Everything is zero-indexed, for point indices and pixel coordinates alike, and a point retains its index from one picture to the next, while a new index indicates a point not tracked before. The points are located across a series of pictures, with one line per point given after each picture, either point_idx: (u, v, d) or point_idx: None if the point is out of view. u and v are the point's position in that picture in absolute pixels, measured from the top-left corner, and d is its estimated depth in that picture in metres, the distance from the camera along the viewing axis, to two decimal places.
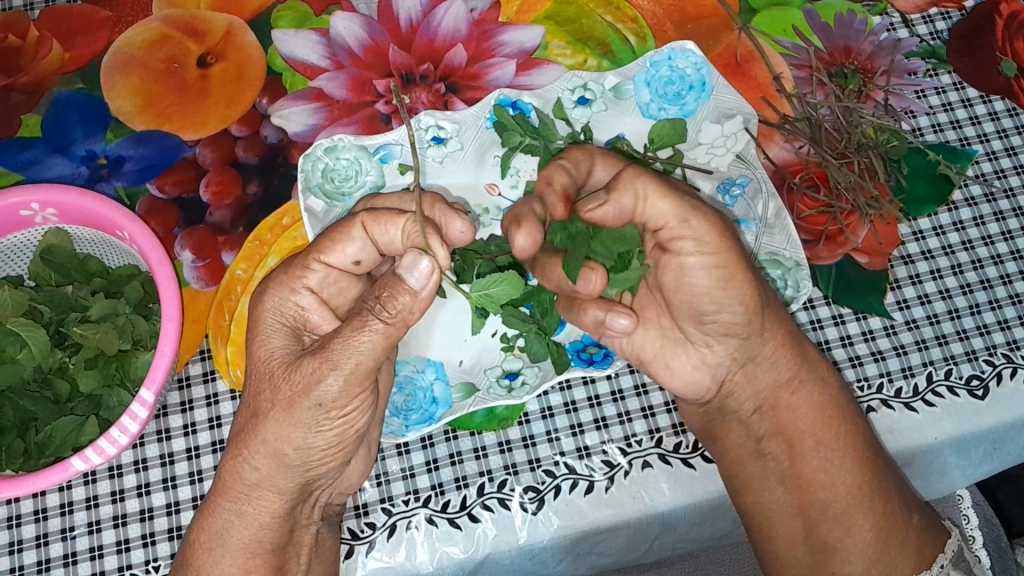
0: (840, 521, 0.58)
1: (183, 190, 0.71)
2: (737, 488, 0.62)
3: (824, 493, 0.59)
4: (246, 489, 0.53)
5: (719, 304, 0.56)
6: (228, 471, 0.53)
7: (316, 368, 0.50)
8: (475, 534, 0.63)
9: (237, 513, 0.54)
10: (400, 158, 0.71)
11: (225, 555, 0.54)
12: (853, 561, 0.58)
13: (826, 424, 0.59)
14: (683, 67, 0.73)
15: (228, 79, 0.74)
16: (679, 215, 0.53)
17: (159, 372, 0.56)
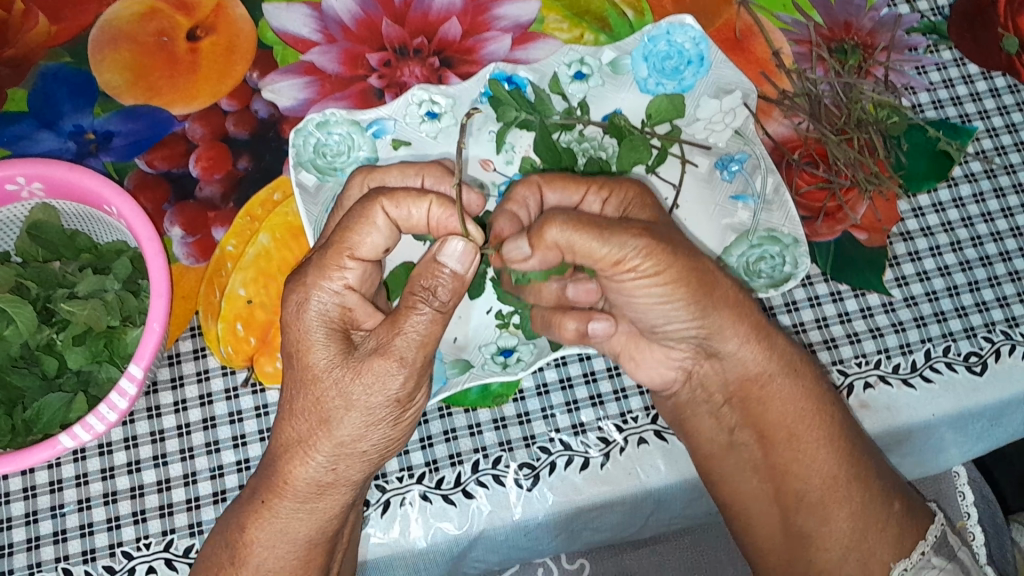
0: (817, 512, 0.57)
1: (174, 165, 0.70)
2: (716, 478, 0.62)
3: (798, 483, 0.58)
4: (315, 488, 0.52)
5: (670, 317, 0.56)
6: (297, 475, 0.52)
7: (384, 366, 0.49)
8: (469, 511, 0.62)
9: (308, 511, 0.53)
10: (393, 133, 0.71)
11: (286, 547, 0.53)
12: (833, 550, 0.57)
13: (798, 418, 0.58)
14: (682, 42, 0.71)
15: (219, 53, 0.73)
16: (617, 251, 0.51)
17: (149, 348, 0.55)
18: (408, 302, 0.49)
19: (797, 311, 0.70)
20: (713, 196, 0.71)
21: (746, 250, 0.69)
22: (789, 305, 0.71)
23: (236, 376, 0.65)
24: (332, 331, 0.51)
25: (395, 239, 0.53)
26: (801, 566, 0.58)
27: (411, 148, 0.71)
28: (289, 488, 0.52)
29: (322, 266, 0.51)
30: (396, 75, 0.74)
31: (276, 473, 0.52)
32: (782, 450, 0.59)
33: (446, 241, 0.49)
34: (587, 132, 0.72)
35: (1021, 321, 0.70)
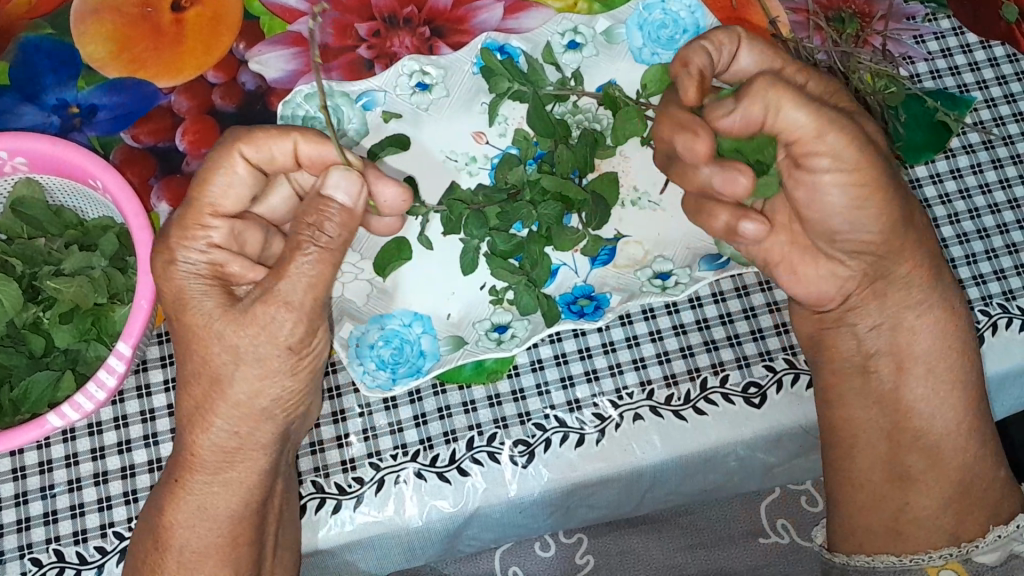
0: (929, 457, 0.56)
1: (159, 139, 0.69)
2: (831, 395, 0.59)
3: (920, 423, 0.57)
4: (223, 456, 0.51)
5: (854, 217, 0.54)
6: (201, 442, 0.51)
7: (270, 313, 0.48)
8: (463, 489, 0.61)
9: (222, 484, 0.52)
10: (384, 105, 0.69)
11: (207, 525, 0.52)
12: (931, 500, 0.56)
13: (943, 356, 0.57)
14: (676, 10, 0.71)
15: (205, 23, 0.71)
16: (818, 123, 0.51)
17: (136, 326, 0.54)
18: (296, 243, 0.49)
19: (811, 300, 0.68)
20: None
21: None
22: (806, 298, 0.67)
23: None
24: (210, 286, 0.50)
25: (260, 184, 0.52)
26: (892, 507, 0.57)
27: (402, 121, 0.70)
28: (195, 459, 0.51)
29: (183, 227, 0.50)
30: (386, 46, 0.72)
31: (184, 445, 0.52)
32: (911, 388, 0.57)
33: (328, 176, 0.51)
34: (581, 104, 0.70)
35: (1017, 294, 0.70)
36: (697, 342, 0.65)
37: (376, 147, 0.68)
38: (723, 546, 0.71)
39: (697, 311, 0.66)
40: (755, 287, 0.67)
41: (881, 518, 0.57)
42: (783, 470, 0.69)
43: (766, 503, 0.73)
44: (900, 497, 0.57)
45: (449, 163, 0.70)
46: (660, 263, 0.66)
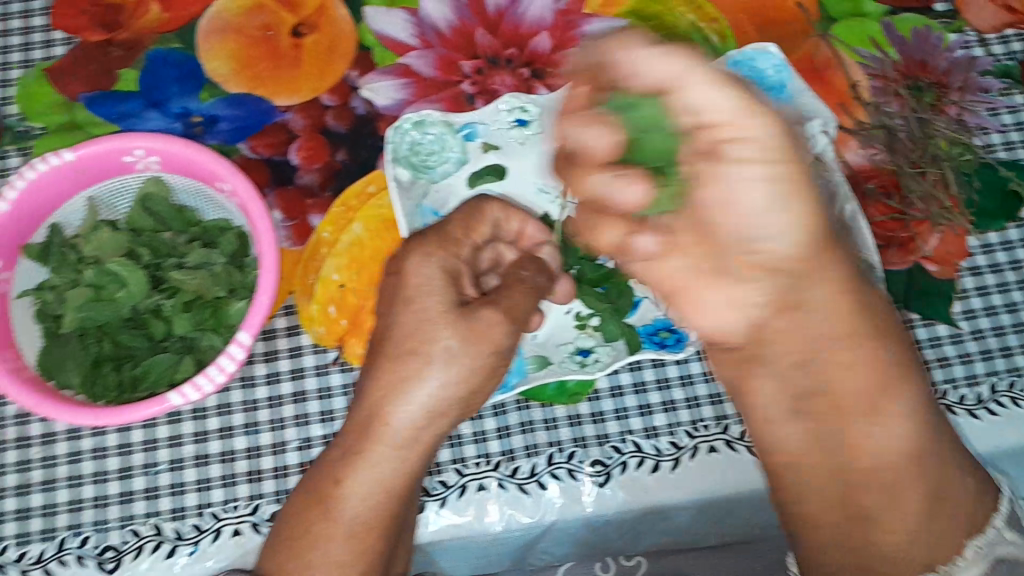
0: (885, 493, 0.53)
1: (275, 152, 0.73)
2: (853, 442, 0.54)
3: (873, 458, 0.53)
4: (409, 435, 0.56)
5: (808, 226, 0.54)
6: (395, 415, 0.56)
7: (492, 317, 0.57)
8: (542, 501, 0.64)
9: (398, 461, 0.55)
10: (484, 137, 0.74)
11: (377, 498, 0.55)
12: (903, 537, 0.53)
13: (882, 385, 0.54)
14: (764, 68, 0.75)
15: (321, 50, 0.76)
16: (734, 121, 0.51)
17: (257, 318, 0.57)
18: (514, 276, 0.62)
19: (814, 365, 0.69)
20: None
21: None
22: None
23: (326, 355, 0.68)
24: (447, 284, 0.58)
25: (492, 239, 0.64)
26: (858, 544, 0.53)
27: (500, 152, 0.74)
28: (386, 430, 0.55)
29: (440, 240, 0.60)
30: (488, 83, 0.77)
31: (375, 415, 0.56)
32: (849, 423, 0.54)
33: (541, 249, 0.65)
34: None
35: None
36: None
37: (475, 176, 0.74)
38: None
39: None
40: None
41: (858, 561, 0.53)
42: None
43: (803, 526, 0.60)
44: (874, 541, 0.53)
45: (541, 195, 0.74)
46: None
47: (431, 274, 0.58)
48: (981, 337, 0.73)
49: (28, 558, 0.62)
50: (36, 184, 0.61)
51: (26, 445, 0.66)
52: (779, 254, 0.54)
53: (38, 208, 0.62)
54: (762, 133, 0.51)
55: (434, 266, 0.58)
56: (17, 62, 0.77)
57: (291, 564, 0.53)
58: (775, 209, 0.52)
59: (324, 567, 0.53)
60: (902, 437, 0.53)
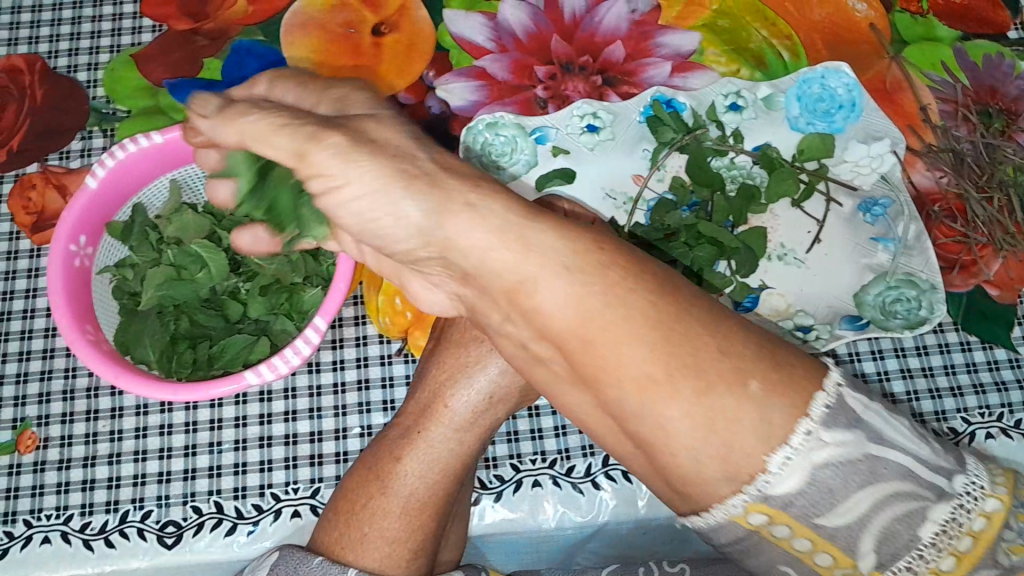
0: (643, 416, 0.43)
1: None
2: (596, 375, 0.44)
3: (615, 388, 0.43)
4: (466, 422, 0.57)
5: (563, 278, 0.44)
6: (455, 399, 0.57)
7: None
8: (595, 501, 0.65)
9: (457, 441, 0.57)
10: (554, 140, 0.75)
11: (433, 477, 0.56)
12: (682, 460, 0.43)
13: (584, 316, 0.43)
14: (834, 87, 0.75)
15: (400, 49, 0.79)
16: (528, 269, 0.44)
17: (333, 304, 0.59)
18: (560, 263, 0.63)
19: (926, 356, 0.72)
20: (855, 236, 0.72)
21: (883, 291, 0.70)
22: (919, 350, 0.73)
23: (390, 345, 0.69)
24: None
25: None
26: (671, 482, 0.45)
27: (569, 157, 0.75)
28: (445, 413, 0.57)
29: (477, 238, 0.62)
30: (560, 88, 0.78)
31: (436, 399, 0.58)
32: (589, 350, 0.44)
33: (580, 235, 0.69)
34: (738, 161, 0.74)
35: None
36: None
37: (542, 178, 0.74)
38: None
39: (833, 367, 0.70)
40: (889, 351, 0.72)
41: (682, 495, 0.45)
42: None
43: None
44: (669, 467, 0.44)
45: (608, 200, 0.75)
46: (802, 317, 0.70)
47: None
48: None
49: (92, 528, 0.65)
50: (126, 163, 0.63)
51: (95, 418, 0.68)
52: (498, 272, 0.45)
53: (124, 189, 0.64)
54: (391, 133, 0.48)
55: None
56: (106, 47, 0.80)
57: (345, 537, 0.54)
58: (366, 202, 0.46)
59: (377, 543, 0.53)
60: (665, 366, 0.42)
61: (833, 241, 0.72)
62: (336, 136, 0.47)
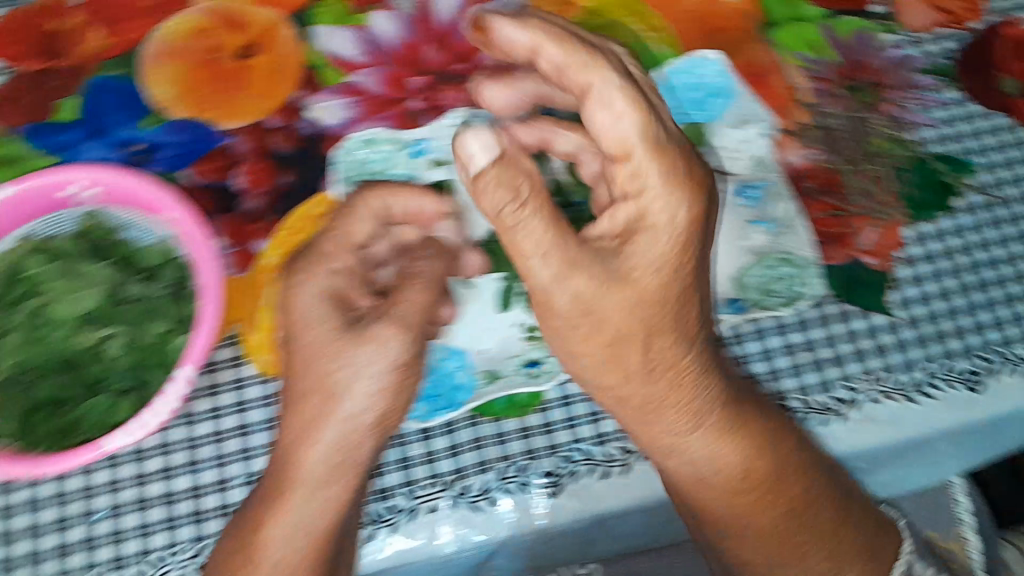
0: (739, 550, 0.63)
1: (221, 177, 0.72)
2: (703, 500, 0.63)
3: (721, 521, 0.63)
4: (326, 475, 0.59)
5: (691, 428, 0.61)
6: (310, 458, 0.59)
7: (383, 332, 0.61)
8: (493, 517, 0.66)
9: (318, 500, 0.58)
10: (431, 153, 0.74)
11: (302, 539, 0.57)
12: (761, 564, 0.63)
13: (716, 447, 0.61)
14: (706, 75, 0.76)
15: (265, 73, 0.75)
16: (682, 420, 0.60)
17: (198, 349, 0.58)
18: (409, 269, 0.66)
19: (807, 330, 0.73)
20: (733, 222, 0.73)
21: (763, 272, 0.71)
22: (801, 324, 0.73)
23: (269, 386, 0.69)
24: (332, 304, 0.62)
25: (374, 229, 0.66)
26: None
27: (449, 167, 0.74)
28: (301, 474, 0.58)
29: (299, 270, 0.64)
30: (436, 97, 0.76)
31: (291, 458, 0.59)
32: (707, 503, 0.63)
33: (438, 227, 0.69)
34: None
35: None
36: None
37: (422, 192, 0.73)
38: None
39: None
40: (772, 329, 0.72)
41: None
42: None
43: None
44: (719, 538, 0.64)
45: None
46: None
47: (316, 303, 0.62)
48: (918, 324, 0.73)
49: None
50: None
51: None
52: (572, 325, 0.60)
53: None
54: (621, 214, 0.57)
55: (314, 295, 0.62)
56: None
57: None
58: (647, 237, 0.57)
59: None
60: (720, 463, 0.61)
61: None
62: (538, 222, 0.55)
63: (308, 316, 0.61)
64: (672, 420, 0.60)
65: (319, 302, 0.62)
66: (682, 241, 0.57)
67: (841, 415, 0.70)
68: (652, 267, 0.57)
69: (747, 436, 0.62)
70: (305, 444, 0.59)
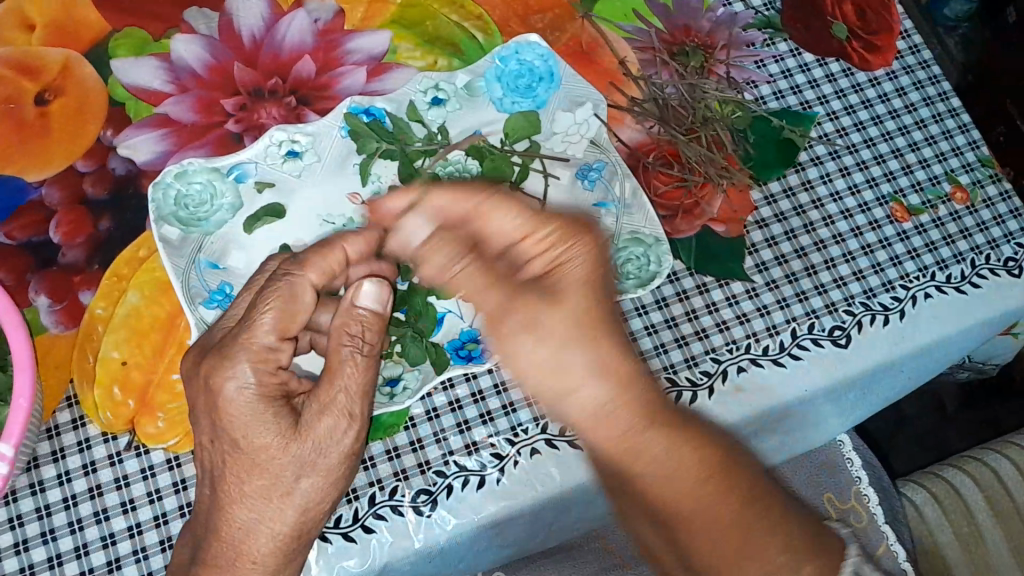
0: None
1: (32, 232, 0.68)
2: (672, 510, 0.57)
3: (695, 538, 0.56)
4: (278, 558, 0.55)
5: (640, 437, 0.58)
6: (246, 550, 0.54)
7: (331, 424, 0.54)
8: (370, 545, 0.64)
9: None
10: (255, 176, 0.70)
11: None
12: None
13: (675, 453, 0.57)
14: (530, 60, 0.74)
15: (69, 115, 0.71)
16: (638, 418, 0.58)
17: (16, 426, 0.56)
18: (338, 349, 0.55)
19: (668, 307, 0.72)
20: (578, 206, 0.72)
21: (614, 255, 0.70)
22: (660, 303, 0.72)
23: (118, 441, 0.65)
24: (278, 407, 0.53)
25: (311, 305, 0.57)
26: None
27: (275, 189, 0.70)
28: (255, 569, 0.55)
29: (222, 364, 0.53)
30: (253, 117, 0.73)
31: (232, 551, 0.54)
32: (671, 510, 0.57)
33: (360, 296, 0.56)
34: (450, 156, 0.72)
35: (909, 278, 0.74)
36: None
37: (250, 220, 0.69)
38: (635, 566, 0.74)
39: None
40: (633, 312, 0.72)
41: None
42: None
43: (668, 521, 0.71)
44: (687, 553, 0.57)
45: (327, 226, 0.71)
46: None
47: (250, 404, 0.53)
48: (777, 287, 0.73)
49: None
50: None
51: None
52: (539, 360, 0.60)
53: None
54: (508, 223, 0.61)
55: (251, 395, 0.53)
56: None
57: None
58: (574, 269, 0.61)
59: None
60: (678, 461, 0.57)
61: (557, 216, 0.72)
62: (508, 223, 0.61)
63: (250, 419, 0.53)
64: (626, 420, 0.58)
65: (262, 401, 0.53)
66: (594, 271, 0.61)
67: (709, 388, 0.70)
68: (581, 286, 0.61)
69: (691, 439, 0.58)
70: (255, 539, 0.54)
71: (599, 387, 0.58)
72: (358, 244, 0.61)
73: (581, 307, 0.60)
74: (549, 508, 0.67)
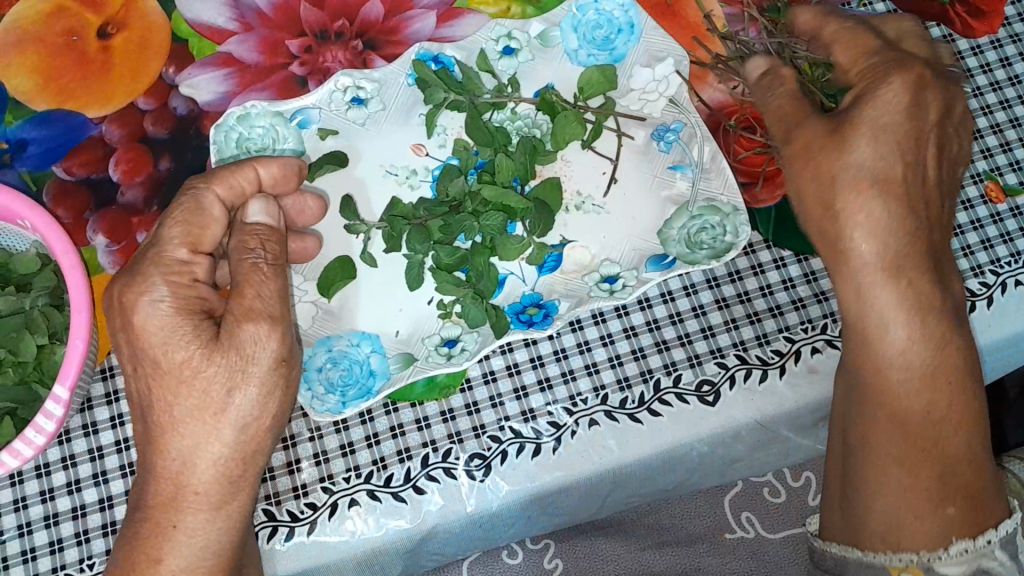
0: (873, 457, 0.54)
1: (92, 170, 0.67)
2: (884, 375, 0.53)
3: (892, 403, 0.53)
4: (226, 487, 0.52)
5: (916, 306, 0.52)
6: (197, 477, 0.51)
7: (251, 330, 0.51)
8: (420, 507, 0.63)
9: (225, 519, 0.52)
10: (319, 122, 0.68)
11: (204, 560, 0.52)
12: (887, 489, 0.54)
13: (925, 312, 0.52)
14: (609, 10, 0.70)
15: (131, 51, 0.69)
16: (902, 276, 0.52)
17: (71, 367, 0.55)
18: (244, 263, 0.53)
19: (740, 281, 0.68)
20: (651, 168, 0.69)
21: (687, 222, 0.67)
22: (732, 276, 0.69)
23: None
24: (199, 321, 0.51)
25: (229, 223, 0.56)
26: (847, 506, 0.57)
27: (339, 137, 0.68)
28: (198, 499, 0.51)
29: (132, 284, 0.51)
30: (318, 61, 0.70)
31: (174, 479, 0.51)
32: (883, 374, 0.53)
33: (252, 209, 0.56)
34: (519, 110, 0.69)
35: (999, 263, 0.70)
36: (625, 351, 0.67)
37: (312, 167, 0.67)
38: (688, 543, 0.76)
39: (647, 312, 0.68)
40: (703, 283, 0.68)
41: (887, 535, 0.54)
42: (744, 464, 0.72)
43: (731, 497, 0.79)
44: (868, 409, 0.55)
45: (390, 177, 0.69)
46: (608, 267, 0.67)
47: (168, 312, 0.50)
48: None
49: None
50: None
51: None
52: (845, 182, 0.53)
53: None
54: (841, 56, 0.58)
55: (166, 303, 0.50)
56: None
57: None
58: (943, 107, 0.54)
59: None
60: (910, 325, 0.52)
61: (627, 178, 0.69)
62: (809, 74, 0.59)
63: (167, 333, 0.50)
64: (873, 252, 0.52)
65: (179, 313, 0.50)
66: (899, 110, 0.53)
67: (781, 367, 0.67)
68: (885, 124, 0.52)
69: (940, 330, 0.52)
70: (193, 467, 0.51)
71: (861, 230, 0.52)
72: (274, 166, 0.58)
73: (873, 153, 0.52)
74: (602, 479, 0.66)
